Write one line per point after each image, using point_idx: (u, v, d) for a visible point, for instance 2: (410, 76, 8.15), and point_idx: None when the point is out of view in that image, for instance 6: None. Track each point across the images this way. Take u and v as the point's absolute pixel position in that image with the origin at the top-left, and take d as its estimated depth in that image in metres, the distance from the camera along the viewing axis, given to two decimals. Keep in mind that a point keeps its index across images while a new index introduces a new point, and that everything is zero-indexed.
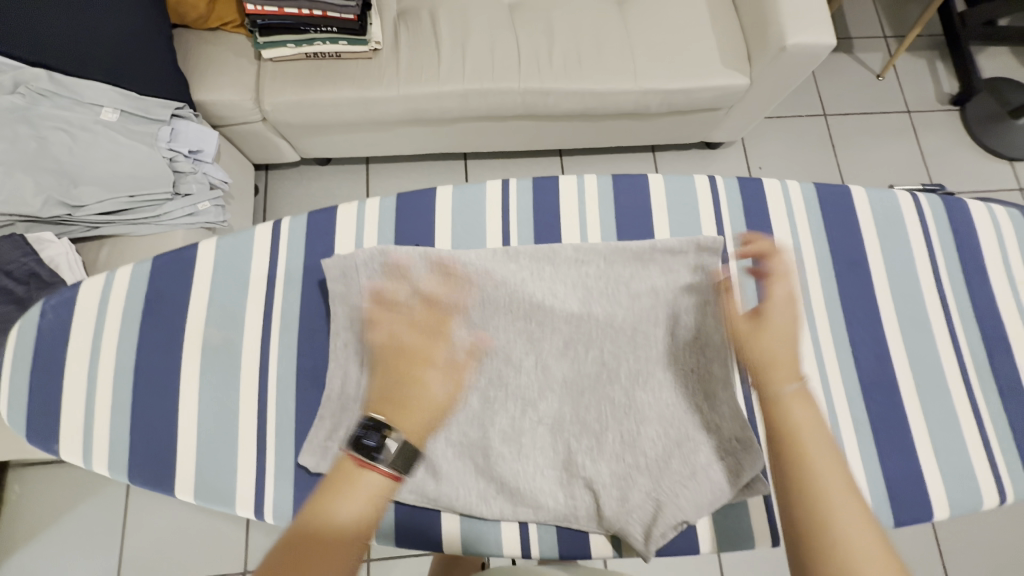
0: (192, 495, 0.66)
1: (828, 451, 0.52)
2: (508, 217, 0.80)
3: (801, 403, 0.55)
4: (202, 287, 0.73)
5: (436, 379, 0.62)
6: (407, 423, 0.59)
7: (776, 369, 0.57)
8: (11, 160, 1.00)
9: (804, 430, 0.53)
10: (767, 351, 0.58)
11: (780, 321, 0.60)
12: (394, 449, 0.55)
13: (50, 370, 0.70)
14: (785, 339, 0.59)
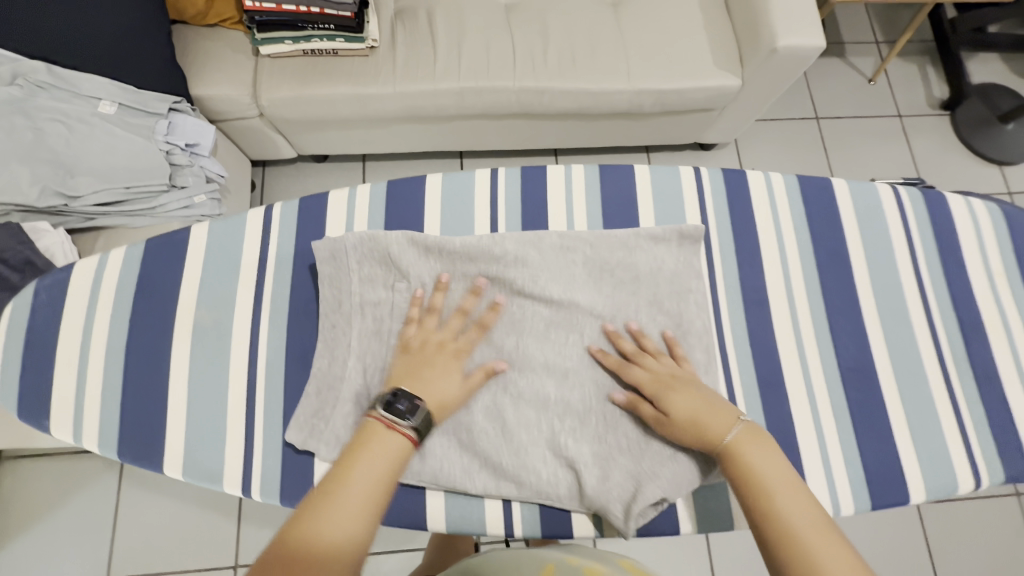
0: (181, 472, 0.68)
1: (785, 483, 0.56)
2: (496, 205, 0.81)
3: (748, 448, 0.59)
4: (194, 270, 0.74)
5: (447, 376, 0.65)
6: (428, 395, 0.63)
7: (709, 420, 0.63)
8: (8, 150, 1.02)
9: (760, 471, 0.58)
10: (687, 418, 0.64)
11: (682, 390, 0.66)
12: (419, 416, 0.60)
13: (42, 348, 0.71)
14: (696, 403, 0.64)
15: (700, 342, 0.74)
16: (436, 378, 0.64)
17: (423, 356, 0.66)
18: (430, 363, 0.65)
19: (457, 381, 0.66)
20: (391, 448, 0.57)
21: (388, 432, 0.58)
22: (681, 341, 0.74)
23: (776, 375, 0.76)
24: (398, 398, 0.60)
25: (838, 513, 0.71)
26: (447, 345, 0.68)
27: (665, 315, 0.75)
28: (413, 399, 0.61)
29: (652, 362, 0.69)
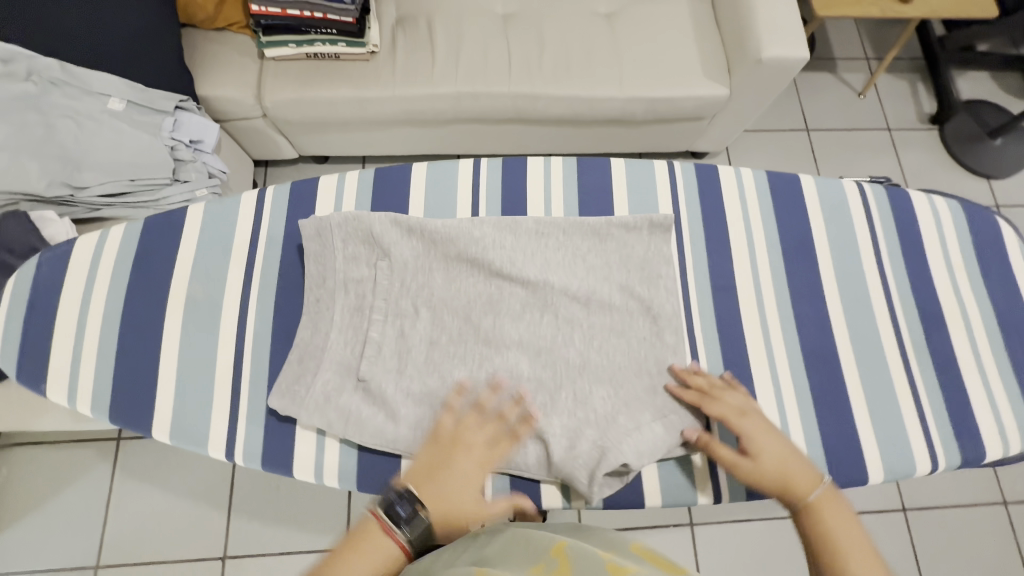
0: (168, 435, 0.71)
1: (856, 546, 0.59)
2: (477, 193, 0.86)
3: (829, 507, 0.63)
4: (189, 247, 0.78)
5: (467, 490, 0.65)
6: (436, 506, 0.62)
7: (796, 481, 0.66)
8: (18, 145, 1.07)
9: (835, 532, 0.61)
10: (775, 469, 0.67)
11: (771, 440, 0.69)
12: (415, 528, 0.59)
13: (41, 317, 0.75)
14: (785, 456, 0.68)
15: (671, 325, 0.77)
16: (449, 491, 0.64)
17: (446, 459, 0.66)
18: (451, 468, 0.65)
19: (470, 500, 0.65)
20: (383, 550, 0.58)
21: (381, 535, 0.59)
22: (650, 324, 0.78)
23: (742, 358, 0.80)
24: (403, 501, 0.61)
25: None
26: (473, 455, 0.67)
27: (635, 297, 0.79)
28: (418, 505, 0.61)
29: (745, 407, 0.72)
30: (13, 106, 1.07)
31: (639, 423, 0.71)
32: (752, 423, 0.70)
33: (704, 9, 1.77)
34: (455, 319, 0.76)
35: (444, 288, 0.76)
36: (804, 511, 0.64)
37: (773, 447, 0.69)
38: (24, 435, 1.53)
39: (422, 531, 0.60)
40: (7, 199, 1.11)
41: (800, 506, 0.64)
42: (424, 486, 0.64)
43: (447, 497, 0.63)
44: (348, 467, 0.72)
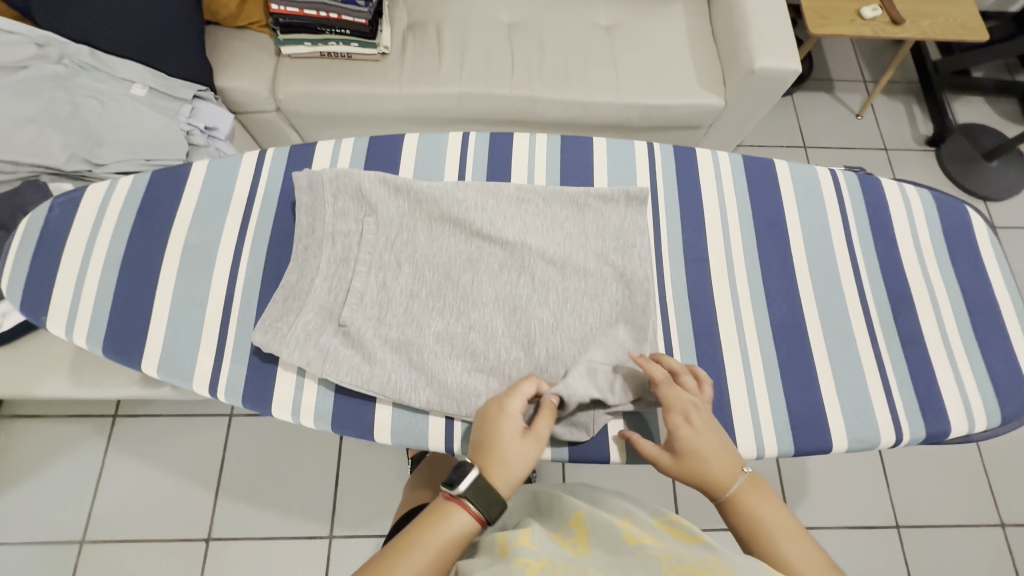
0: (155, 369, 0.75)
1: (783, 528, 0.62)
2: (465, 162, 0.90)
3: (751, 495, 0.65)
4: (191, 199, 0.84)
5: (505, 439, 0.67)
6: (489, 462, 0.66)
7: (718, 476, 0.67)
8: (45, 119, 1.19)
9: (763, 521, 0.63)
10: (696, 469, 0.67)
11: (705, 432, 0.69)
12: (468, 482, 0.63)
13: (49, 256, 0.79)
14: (707, 452, 0.68)
15: (642, 290, 0.80)
16: (496, 444, 0.67)
17: (481, 422, 0.70)
18: (483, 428, 0.69)
19: (517, 442, 0.67)
20: (457, 523, 0.62)
21: (455, 510, 0.62)
22: (624, 289, 0.81)
23: (710, 326, 0.82)
24: (454, 467, 0.65)
25: (762, 452, 0.76)
26: (500, 405, 0.70)
27: (609, 265, 0.82)
28: (468, 467, 0.65)
29: (683, 399, 0.70)
30: (46, 86, 1.21)
31: (605, 375, 0.74)
32: (682, 419, 0.69)
33: (701, 23, 1.85)
34: (435, 273, 0.80)
35: (427, 244, 0.81)
36: (729, 503, 0.66)
37: (701, 443, 0.68)
38: (24, 406, 1.57)
39: (479, 486, 0.63)
40: (31, 170, 1.19)
41: (724, 501, 0.66)
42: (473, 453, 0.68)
43: (497, 451, 0.67)
44: (324, 406, 0.75)
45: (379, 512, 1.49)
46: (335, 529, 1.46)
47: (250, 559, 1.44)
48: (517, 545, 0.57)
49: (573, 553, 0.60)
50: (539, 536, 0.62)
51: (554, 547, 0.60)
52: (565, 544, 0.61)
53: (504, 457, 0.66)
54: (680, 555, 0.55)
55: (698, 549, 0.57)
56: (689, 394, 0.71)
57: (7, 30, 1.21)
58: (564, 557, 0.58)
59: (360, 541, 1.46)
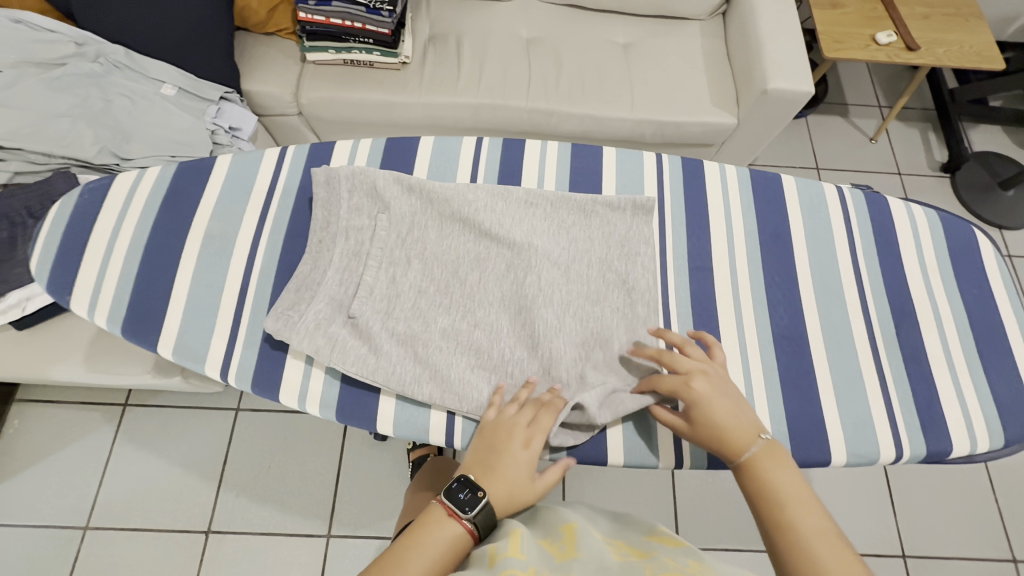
0: (170, 351, 0.77)
1: (796, 493, 0.63)
2: (477, 165, 0.93)
3: (768, 460, 0.66)
4: (213, 190, 0.87)
5: (515, 471, 0.69)
6: (495, 489, 0.67)
7: (738, 437, 0.68)
8: (79, 114, 1.35)
9: (777, 485, 0.64)
10: (719, 428, 0.69)
11: (717, 396, 0.71)
12: (478, 506, 0.65)
13: (76, 239, 0.83)
14: (732, 411, 0.70)
15: (644, 299, 0.82)
16: (507, 477, 0.69)
17: (494, 441, 0.71)
18: (500, 451, 0.70)
19: (524, 478, 0.70)
20: (451, 534, 0.64)
21: (450, 522, 0.65)
22: (627, 297, 0.82)
23: (712, 334, 0.83)
24: (463, 487, 0.66)
25: None
26: (524, 441, 0.70)
27: (612, 272, 0.84)
28: (476, 490, 0.66)
29: (693, 365, 0.73)
30: (80, 82, 1.37)
31: (605, 396, 0.74)
32: (701, 383, 0.72)
33: (716, 44, 1.89)
34: (443, 272, 0.82)
35: (436, 243, 0.83)
36: (744, 466, 0.67)
37: (719, 406, 0.70)
38: (37, 390, 1.61)
39: (486, 511, 0.65)
40: (61, 162, 1.35)
41: (739, 463, 0.67)
42: (477, 470, 0.70)
43: (505, 480, 0.68)
44: (331, 394, 0.77)
45: (378, 512, 1.50)
46: (333, 528, 1.47)
47: (247, 553, 1.45)
48: (506, 557, 0.58)
49: (560, 560, 0.60)
50: (528, 542, 0.62)
51: (540, 555, 0.61)
52: (551, 551, 0.62)
53: (511, 489, 0.68)
54: (664, 564, 0.57)
55: (681, 556, 0.59)
56: (698, 362, 0.74)
57: (49, 28, 1.38)
58: (550, 568, 0.58)
59: (358, 541, 1.46)
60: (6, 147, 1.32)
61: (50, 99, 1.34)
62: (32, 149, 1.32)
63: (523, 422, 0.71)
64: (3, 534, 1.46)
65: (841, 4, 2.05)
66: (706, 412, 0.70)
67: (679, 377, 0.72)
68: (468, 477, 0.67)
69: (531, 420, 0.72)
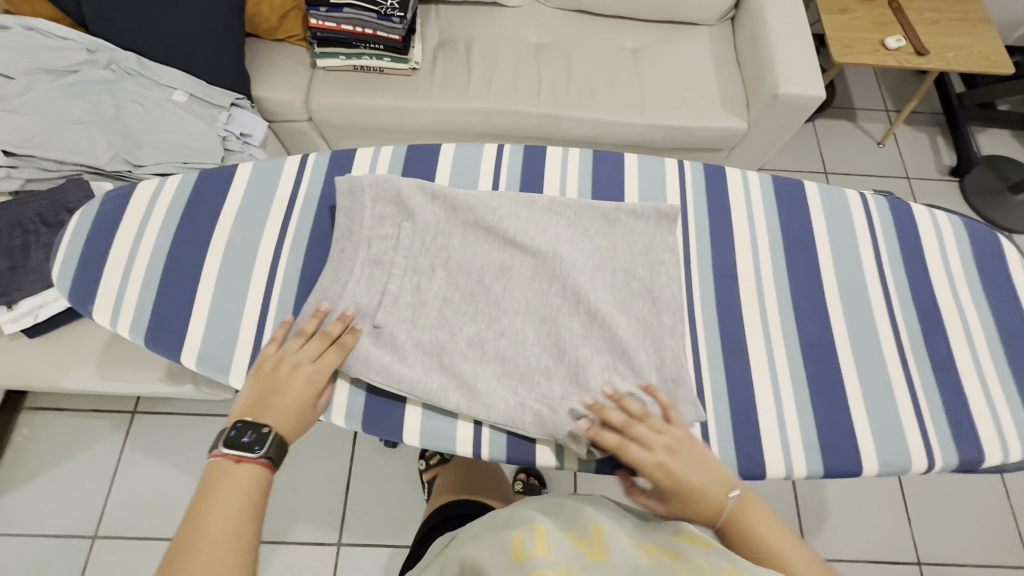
0: (194, 361, 0.77)
1: (775, 529, 0.67)
2: (499, 172, 0.92)
3: (746, 507, 0.68)
4: (234, 197, 0.87)
5: (299, 400, 0.72)
6: (277, 420, 0.70)
7: (713, 497, 0.68)
8: (92, 121, 1.36)
9: (758, 530, 0.67)
10: (696, 497, 0.68)
11: (686, 469, 0.69)
12: (268, 442, 0.67)
13: (97, 248, 0.82)
14: (702, 475, 0.69)
15: (669, 308, 0.81)
16: (290, 407, 0.71)
17: (273, 380, 0.72)
18: (280, 387, 0.71)
19: (306, 405, 0.72)
20: (246, 476, 0.66)
21: (238, 467, 0.66)
22: (652, 306, 0.82)
23: (739, 343, 0.83)
24: (243, 432, 0.67)
25: (791, 473, 0.75)
26: (307, 371, 0.72)
27: (636, 281, 0.84)
28: (260, 429, 0.68)
29: (654, 437, 0.71)
30: (93, 89, 1.38)
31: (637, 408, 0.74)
32: (668, 460, 0.70)
33: (725, 49, 1.90)
34: (467, 281, 0.81)
35: (460, 251, 0.82)
36: (727, 523, 0.68)
37: (692, 479, 0.69)
38: (46, 397, 1.61)
39: (275, 442, 0.68)
40: (74, 170, 1.36)
41: (723, 522, 0.68)
42: (252, 409, 0.70)
43: (290, 412, 0.71)
44: (357, 404, 0.76)
45: (389, 521, 1.48)
46: (344, 536, 1.45)
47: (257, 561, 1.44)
48: (533, 554, 0.57)
49: (590, 558, 0.59)
50: (555, 540, 0.61)
51: (570, 553, 0.59)
52: (580, 550, 0.60)
53: (296, 416, 0.71)
54: (698, 566, 0.55)
55: (716, 559, 0.57)
56: (659, 435, 0.71)
57: (62, 36, 1.40)
58: (581, 566, 0.57)
59: (368, 549, 1.45)
60: (19, 155, 1.33)
61: (62, 106, 1.35)
62: (45, 157, 1.33)
63: (306, 353, 0.73)
64: (13, 541, 1.45)
65: (849, 9, 2.05)
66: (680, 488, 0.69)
67: (639, 457, 0.69)
68: (246, 420, 0.68)
69: (318, 353, 0.73)
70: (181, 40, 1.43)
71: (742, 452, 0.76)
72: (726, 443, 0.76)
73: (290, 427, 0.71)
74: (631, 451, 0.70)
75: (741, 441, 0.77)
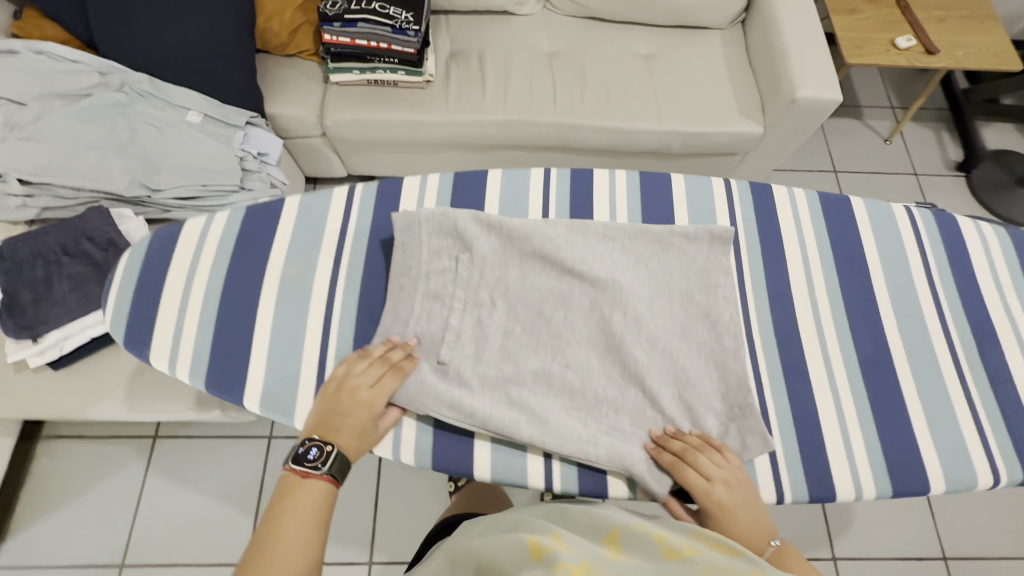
0: (257, 405, 0.75)
1: None
2: (548, 198, 0.92)
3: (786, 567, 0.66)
4: (284, 232, 0.86)
5: (361, 420, 0.72)
6: (341, 439, 0.70)
7: (751, 541, 0.67)
8: (108, 146, 1.32)
9: None
10: (735, 533, 0.68)
11: (734, 507, 0.69)
12: (330, 459, 0.67)
13: (150, 291, 0.81)
14: (749, 518, 0.69)
15: (730, 331, 0.81)
16: (353, 427, 0.71)
17: (337, 400, 0.72)
18: (343, 408, 0.72)
19: (369, 425, 0.72)
20: (311, 491, 0.66)
21: (303, 481, 0.67)
22: (712, 330, 0.81)
23: (799, 365, 0.83)
24: (309, 449, 0.68)
25: (860, 495, 0.76)
26: (368, 393, 0.72)
27: (694, 304, 0.83)
28: (325, 446, 0.68)
29: (715, 471, 0.71)
30: (107, 113, 1.34)
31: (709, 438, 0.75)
32: (723, 494, 0.70)
33: (737, 53, 1.89)
34: (528, 312, 0.80)
35: (520, 281, 0.81)
36: None
37: (738, 517, 0.68)
38: (65, 425, 1.58)
39: (338, 460, 0.68)
40: (92, 197, 1.33)
41: None
42: (318, 427, 0.71)
43: (353, 430, 0.71)
44: (423, 443, 0.76)
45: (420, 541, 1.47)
46: (376, 557, 1.44)
47: None
48: (554, 550, 0.56)
49: (609, 557, 0.58)
50: (572, 542, 0.60)
51: (590, 552, 0.58)
52: (597, 547, 0.60)
53: (360, 434, 0.71)
54: (721, 565, 0.53)
55: (739, 560, 0.55)
56: (719, 469, 0.71)
57: (72, 59, 1.38)
58: (601, 563, 0.56)
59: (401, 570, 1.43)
60: (34, 183, 1.30)
61: (77, 131, 1.31)
62: (61, 185, 1.30)
63: (369, 375, 0.73)
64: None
65: (857, 9, 2.05)
66: (725, 522, 0.69)
67: (694, 486, 0.70)
68: (314, 438, 0.69)
69: (381, 374, 0.73)
70: (197, 61, 1.40)
71: (813, 478, 0.76)
72: (796, 466, 0.76)
73: (352, 446, 0.71)
74: (689, 478, 0.71)
75: (810, 465, 0.77)
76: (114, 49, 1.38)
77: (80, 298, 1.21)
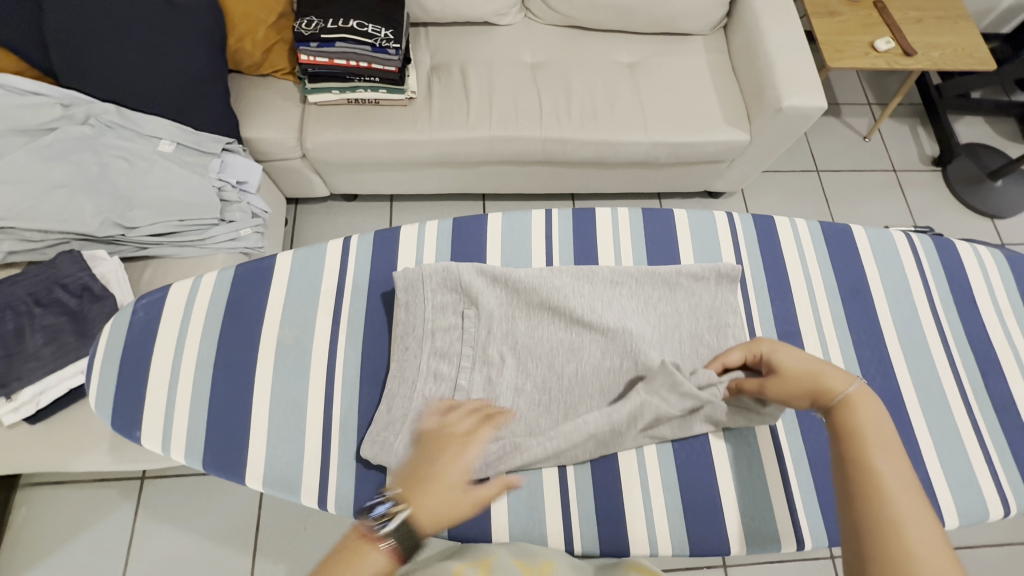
0: (260, 483, 0.71)
1: (885, 445, 0.55)
2: (550, 243, 0.90)
3: (862, 404, 0.59)
4: (278, 291, 0.83)
5: (449, 483, 0.65)
6: (419, 503, 0.62)
7: (829, 376, 0.63)
8: (75, 183, 1.20)
9: (866, 428, 0.57)
10: (804, 373, 0.65)
11: (800, 355, 0.68)
12: (398, 520, 0.59)
13: (139, 364, 0.78)
14: (815, 363, 0.66)
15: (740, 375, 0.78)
16: (437, 488, 0.64)
17: (434, 452, 0.67)
18: (439, 464, 0.66)
19: (458, 493, 0.64)
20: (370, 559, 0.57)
21: (362, 542, 0.58)
22: None
23: None
24: (380, 505, 0.61)
25: None
26: (465, 447, 0.67)
27: (704, 346, 0.81)
28: (399, 504, 0.62)
29: (769, 346, 0.71)
30: (71, 147, 1.21)
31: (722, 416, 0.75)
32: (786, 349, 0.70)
33: (720, 59, 1.87)
34: (538, 367, 0.78)
35: (526, 332, 0.79)
36: (838, 403, 0.60)
37: (802, 362, 0.67)
38: (42, 473, 1.49)
39: (407, 526, 0.60)
40: (60, 238, 1.22)
41: (837, 400, 0.60)
42: (404, 484, 0.65)
43: (435, 492, 0.64)
44: None
45: None
46: None
47: None
48: None
49: None
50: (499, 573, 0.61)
51: None
52: None
53: (442, 500, 0.64)
54: None
55: None
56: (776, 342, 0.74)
57: (33, 91, 1.23)
58: None
59: None
60: None
61: (43, 170, 1.19)
62: (25, 228, 1.19)
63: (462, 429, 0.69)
64: None
65: (838, 12, 2.06)
66: (791, 367, 0.67)
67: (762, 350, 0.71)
68: (396, 492, 0.63)
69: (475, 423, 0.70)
70: (167, 89, 1.27)
71: (830, 525, 0.75)
72: (814, 510, 0.76)
73: (433, 513, 0.63)
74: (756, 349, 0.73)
75: (828, 508, 0.76)
76: (74, 79, 1.23)
77: (55, 350, 1.10)
